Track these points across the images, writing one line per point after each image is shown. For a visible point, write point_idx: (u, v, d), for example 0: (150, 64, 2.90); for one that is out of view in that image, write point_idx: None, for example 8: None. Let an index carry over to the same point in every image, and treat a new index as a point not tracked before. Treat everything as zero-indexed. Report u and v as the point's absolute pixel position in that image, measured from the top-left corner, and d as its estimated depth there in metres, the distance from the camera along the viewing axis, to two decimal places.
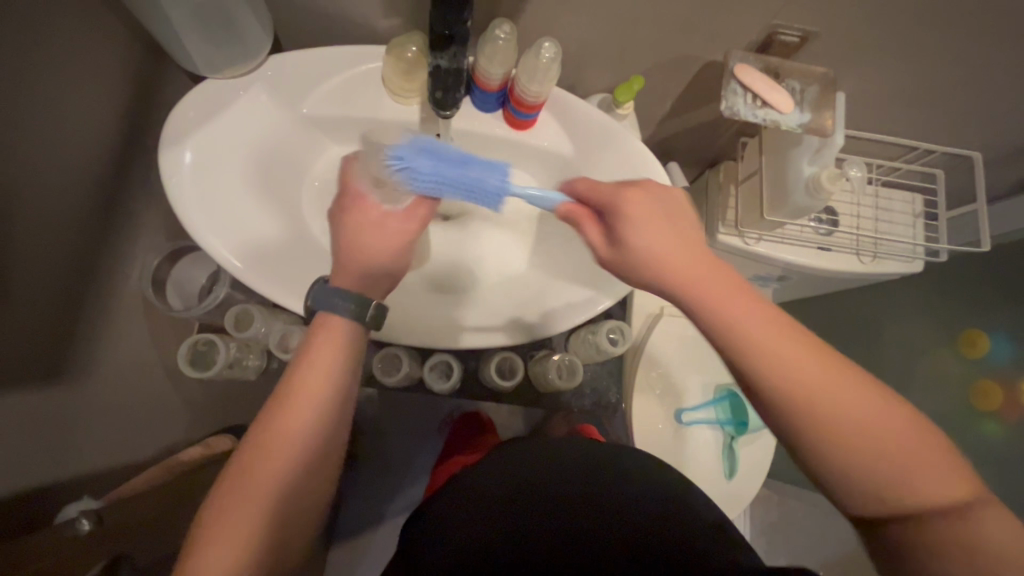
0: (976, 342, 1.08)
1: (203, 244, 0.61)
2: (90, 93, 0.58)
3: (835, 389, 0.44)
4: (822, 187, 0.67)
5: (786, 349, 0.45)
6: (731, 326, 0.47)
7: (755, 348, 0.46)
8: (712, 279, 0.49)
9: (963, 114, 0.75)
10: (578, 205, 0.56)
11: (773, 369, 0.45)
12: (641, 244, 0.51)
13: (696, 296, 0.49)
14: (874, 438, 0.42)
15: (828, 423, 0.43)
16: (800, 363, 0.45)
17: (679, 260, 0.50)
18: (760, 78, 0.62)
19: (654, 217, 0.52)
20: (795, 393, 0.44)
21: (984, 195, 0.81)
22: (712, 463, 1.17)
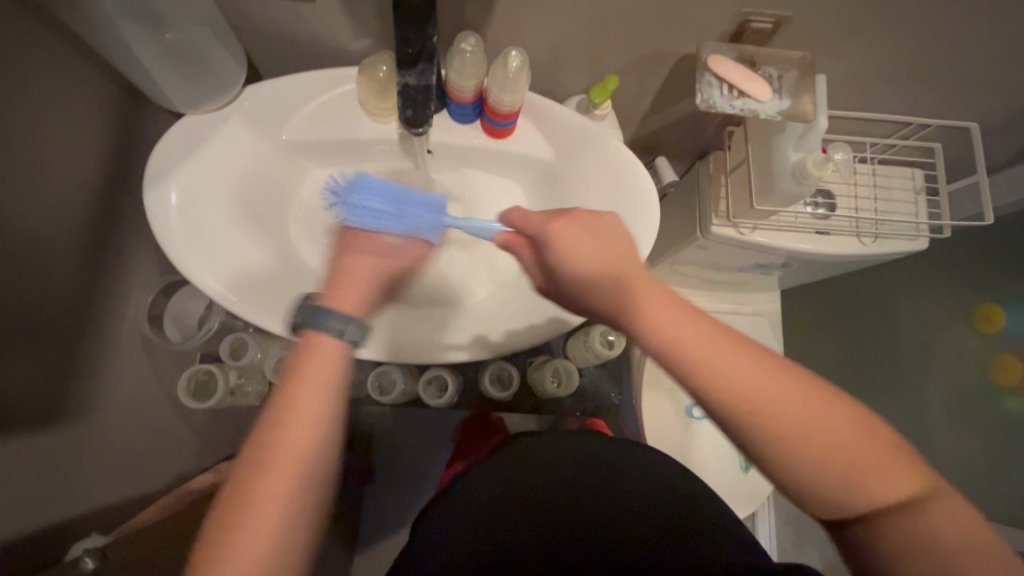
0: (994, 316, 1.05)
1: (193, 279, 0.62)
2: (72, 140, 0.60)
3: (792, 402, 0.46)
4: (808, 173, 0.66)
5: (739, 375, 0.47)
6: (692, 354, 0.48)
7: (717, 372, 0.47)
8: (667, 310, 0.50)
9: (954, 85, 0.73)
10: (515, 235, 0.56)
11: (733, 393, 0.47)
12: (566, 260, 0.51)
13: (641, 323, 0.50)
14: (822, 442, 0.45)
15: (786, 437, 0.46)
16: (759, 385, 0.47)
17: (625, 284, 0.51)
18: (733, 67, 0.61)
19: (580, 236, 0.52)
20: (752, 410, 0.46)
21: (984, 167, 0.79)
22: (727, 457, 1.16)
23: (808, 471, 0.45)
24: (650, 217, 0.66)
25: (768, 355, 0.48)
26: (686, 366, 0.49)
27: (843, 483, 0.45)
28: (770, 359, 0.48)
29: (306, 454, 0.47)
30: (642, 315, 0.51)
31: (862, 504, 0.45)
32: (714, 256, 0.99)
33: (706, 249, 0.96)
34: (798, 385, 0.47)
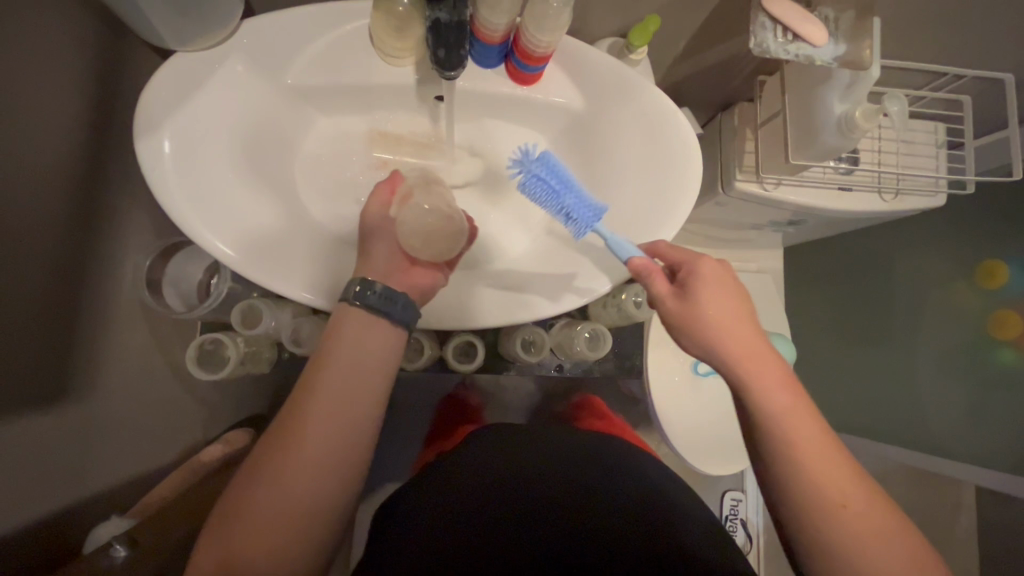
0: (995, 272, 1.11)
1: (199, 242, 0.56)
2: (50, 81, 0.51)
3: (872, 526, 0.49)
4: (856, 126, 0.63)
5: (822, 466, 0.51)
6: (792, 433, 0.51)
7: (805, 455, 0.51)
8: (782, 391, 0.53)
9: (1000, 34, 0.69)
10: (649, 261, 0.57)
11: (804, 474, 0.51)
12: (695, 312, 0.54)
13: (753, 380, 0.53)
14: (855, 538, 0.49)
15: (851, 544, 0.49)
16: (832, 480, 0.50)
17: (743, 342, 0.54)
18: (789, 7, 0.56)
19: (715, 288, 0.55)
20: (819, 494, 0.50)
21: (1014, 122, 0.77)
22: (727, 410, 1.19)
23: (831, 548, 0.50)
24: (690, 170, 0.62)
25: (861, 472, 0.52)
26: (780, 447, 0.52)
27: (850, 565, 0.49)
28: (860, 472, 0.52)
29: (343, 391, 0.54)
30: (747, 384, 0.53)
31: None
32: (730, 213, 0.98)
33: (724, 206, 0.94)
34: (877, 503, 0.51)
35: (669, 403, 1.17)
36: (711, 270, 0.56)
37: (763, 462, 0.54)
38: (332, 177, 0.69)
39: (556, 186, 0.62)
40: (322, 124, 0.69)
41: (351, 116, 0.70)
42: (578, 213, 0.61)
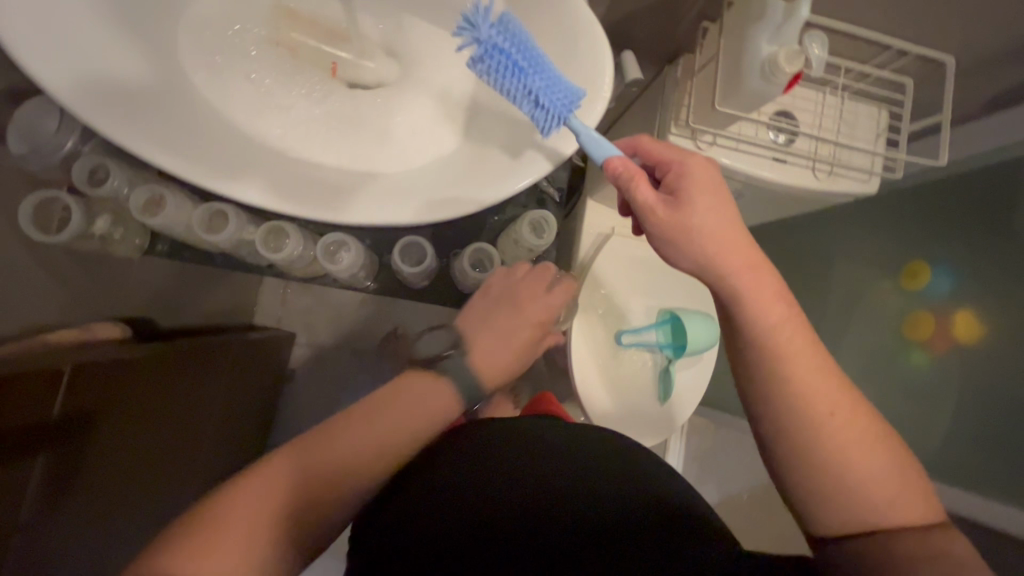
0: (918, 273, 1.06)
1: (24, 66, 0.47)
2: None
3: (850, 421, 0.54)
4: (778, 68, 0.60)
5: (803, 367, 0.56)
6: (774, 340, 0.57)
7: (783, 358, 0.56)
8: (768, 299, 0.59)
9: (943, 5, 0.67)
10: (633, 163, 0.60)
11: (783, 374, 0.56)
12: (693, 221, 0.59)
13: (738, 290, 0.59)
14: (832, 435, 0.53)
15: (829, 436, 0.53)
16: (811, 374, 0.56)
17: (733, 253, 0.59)
18: None
19: (709, 195, 0.60)
20: (793, 392, 0.55)
21: (949, 107, 0.75)
22: (646, 385, 1.18)
23: (810, 448, 0.53)
24: (600, 88, 0.59)
25: (833, 371, 0.57)
26: (762, 356, 0.57)
27: (827, 466, 0.53)
28: (831, 369, 0.57)
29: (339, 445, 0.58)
30: (739, 296, 0.59)
31: (884, 523, 0.50)
32: None
33: None
34: (849, 400, 0.55)
35: (587, 370, 1.14)
36: (701, 179, 0.61)
37: (748, 370, 0.59)
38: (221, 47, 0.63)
39: (519, 62, 0.54)
40: None
41: None
42: (541, 100, 0.55)
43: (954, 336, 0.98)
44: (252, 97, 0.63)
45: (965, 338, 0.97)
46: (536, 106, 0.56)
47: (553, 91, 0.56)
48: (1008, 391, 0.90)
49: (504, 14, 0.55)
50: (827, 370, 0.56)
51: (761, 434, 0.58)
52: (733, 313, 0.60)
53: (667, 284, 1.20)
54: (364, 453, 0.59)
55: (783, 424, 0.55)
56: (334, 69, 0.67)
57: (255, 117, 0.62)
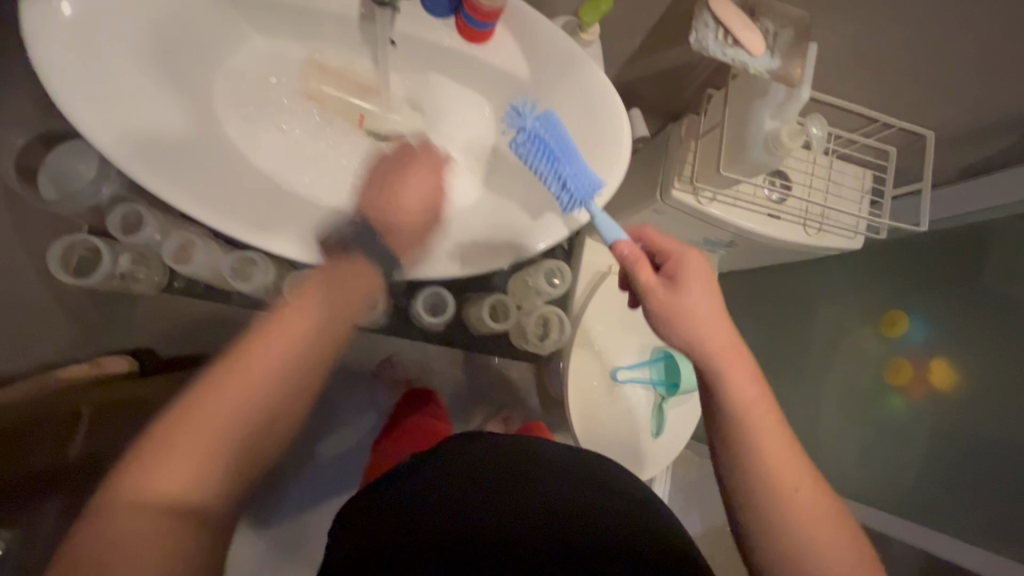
0: (896, 322, 1.10)
1: (76, 122, 0.50)
2: None
3: (811, 506, 0.58)
4: (781, 143, 0.65)
5: (774, 448, 0.59)
6: (752, 419, 0.60)
7: (759, 438, 0.59)
8: (748, 381, 0.62)
9: (924, 87, 0.73)
10: (635, 248, 0.63)
11: (758, 455, 0.59)
12: (687, 305, 0.62)
13: (720, 371, 0.61)
14: (798, 507, 0.57)
15: (792, 516, 0.57)
16: (782, 457, 0.59)
17: (719, 336, 0.62)
18: (733, 10, 0.57)
19: (701, 284, 0.63)
20: (767, 469, 0.58)
21: (929, 176, 0.82)
22: (639, 421, 1.21)
23: (779, 519, 0.57)
24: (617, 159, 0.63)
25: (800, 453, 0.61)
26: (740, 431, 0.60)
27: (789, 536, 0.57)
28: (797, 451, 0.61)
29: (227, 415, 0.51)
30: (722, 377, 0.61)
31: None
32: (667, 225, 0.99)
33: (661, 215, 0.95)
34: (811, 485, 0.59)
35: (583, 405, 1.18)
36: (695, 266, 0.64)
37: (725, 445, 0.61)
38: (255, 98, 0.65)
39: (554, 151, 0.62)
40: (254, 42, 0.65)
41: (290, 41, 0.66)
42: (568, 185, 0.61)
43: (931, 382, 1.03)
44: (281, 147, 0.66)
45: (942, 386, 1.01)
46: (564, 190, 0.62)
47: (581, 176, 0.62)
48: (978, 439, 0.95)
49: (547, 113, 0.64)
50: (794, 452, 0.60)
51: (735, 503, 0.60)
52: (715, 394, 0.62)
53: None
54: (238, 421, 0.52)
55: (758, 496, 0.58)
56: (361, 119, 0.69)
57: (287, 169, 0.65)
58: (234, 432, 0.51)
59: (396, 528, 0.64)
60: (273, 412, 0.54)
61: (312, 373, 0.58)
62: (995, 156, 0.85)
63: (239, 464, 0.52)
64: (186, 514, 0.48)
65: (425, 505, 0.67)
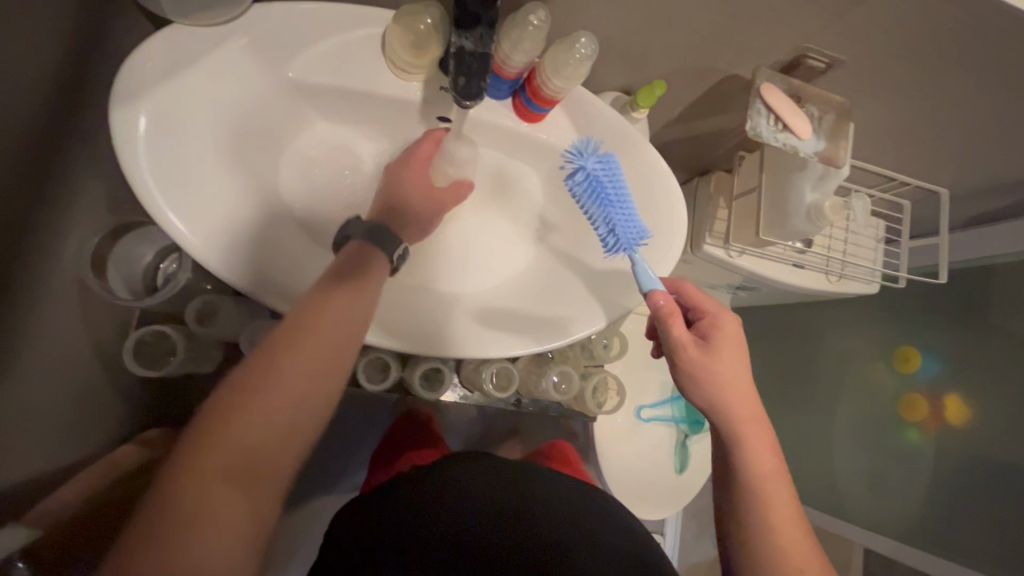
0: (909, 358, 1.16)
1: (163, 226, 0.50)
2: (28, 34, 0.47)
3: None
4: (824, 215, 0.68)
5: (788, 530, 0.55)
6: (765, 496, 0.56)
7: (774, 517, 0.56)
8: (766, 453, 0.58)
9: (945, 154, 0.78)
10: (673, 302, 0.59)
11: (771, 531, 0.55)
12: (717, 370, 0.59)
13: (738, 438, 0.58)
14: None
15: None
16: (794, 538, 0.55)
17: (742, 403, 0.59)
18: (783, 99, 0.61)
19: (731, 349, 0.60)
20: (773, 553, 0.54)
21: (945, 230, 0.86)
22: (663, 458, 1.23)
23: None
24: (676, 233, 0.66)
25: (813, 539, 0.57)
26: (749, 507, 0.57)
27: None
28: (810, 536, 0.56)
29: (249, 431, 0.42)
30: (740, 445, 0.58)
31: None
32: (694, 272, 1.02)
33: (690, 265, 0.98)
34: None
35: (610, 445, 1.20)
36: (728, 331, 0.62)
37: (736, 515, 0.58)
38: (321, 178, 0.66)
39: (610, 194, 0.62)
40: (316, 124, 0.66)
41: (350, 122, 0.67)
42: (625, 233, 0.61)
43: (946, 419, 1.08)
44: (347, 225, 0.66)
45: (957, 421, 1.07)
46: (615, 232, 0.61)
47: (628, 225, 0.62)
48: (995, 467, 1.00)
49: (607, 155, 0.64)
50: (806, 534, 0.56)
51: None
52: (733, 463, 0.59)
53: None
54: (257, 443, 0.42)
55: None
56: None
57: None
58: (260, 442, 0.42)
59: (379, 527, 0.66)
60: (283, 424, 0.43)
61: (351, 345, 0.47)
62: (1005, 207, 0.90)
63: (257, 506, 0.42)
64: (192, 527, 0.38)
65: (415, 507, 0.69)
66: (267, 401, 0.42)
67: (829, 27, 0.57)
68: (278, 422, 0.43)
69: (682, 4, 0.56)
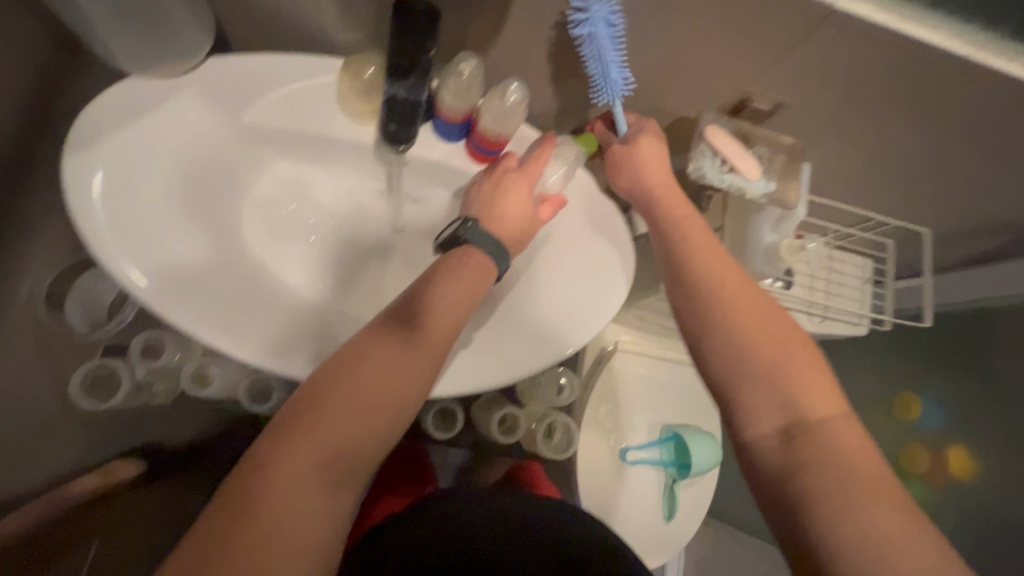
0: (909, 404, 1.10)
1: (109, 266, 0.53)
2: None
3: (811, 389, 0.47)
4: (781, 257, 0.67)
5: (760, 325, 0.50)
6: (755, 342, 0.50)
7: (722, 305, 0.52)
8: (703, 238, 0.57)
9: (919, 194, 0.75)
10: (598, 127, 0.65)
11: (740, 329, 0.50)
12: (638, 152, 0.60)
13: (669, 226, 0.59)
14: (824, 450, 0.44)
15: (774, 387, 0.48)
16: (772, 333, 0.50)
17: (671, 200, 0.60)
18: (729, 141, 0.60)
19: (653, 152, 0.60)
20: (779, 386, 0.47)
21: (929, 273, 0.82)
22: (650, 503, 1.18)
23: (805, 473, 0.43)
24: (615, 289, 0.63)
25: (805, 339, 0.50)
26: (701, 299, 0.53)
27: (836, 496, 0.42)
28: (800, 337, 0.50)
29: (364, 402, 0.44)
30: (671, 237, 0.58)
31: (831, 498, 0.42)
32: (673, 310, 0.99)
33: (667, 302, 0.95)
34: (817, 380, 0.48)
35: (594, 489, 1.15)
36: (650, 150, 0.60)
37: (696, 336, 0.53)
38: (281, 218, 0.68)
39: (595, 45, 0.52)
40: (278, 165, 0.68)
41: (310, 163, 0.69)
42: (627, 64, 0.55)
43: (951, 472, 1.03)
44: (301, 260, 0.67)
45: (961, 475, 1.02)
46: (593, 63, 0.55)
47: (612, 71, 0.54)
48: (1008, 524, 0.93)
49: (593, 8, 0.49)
50: (788, 324, 0.50)
51: (761, 471, 0.46)
52: (675, 265, 0.57)
53: (670, 400, 1.22)
54: (365, 414, 0.44)
55: (789, 450, 0.45)
56: (374, 232, 0.71)
57: (307, 284, 0.66)
58: (367, 405, 0.44)
59: (388, 551, 0.64)
60: (385, 394, 0.45)
61: (445, 327, 0.50)
62: (995, 249, 0.86)
63: (351, 472, 0.43)
64: (291, 490, 0.40)
65: (459, 532, 0.66)
66: (370, 373, 0.45)
67: (768, 72, 0.56)
68: (376, 394, 0.45)
69: None
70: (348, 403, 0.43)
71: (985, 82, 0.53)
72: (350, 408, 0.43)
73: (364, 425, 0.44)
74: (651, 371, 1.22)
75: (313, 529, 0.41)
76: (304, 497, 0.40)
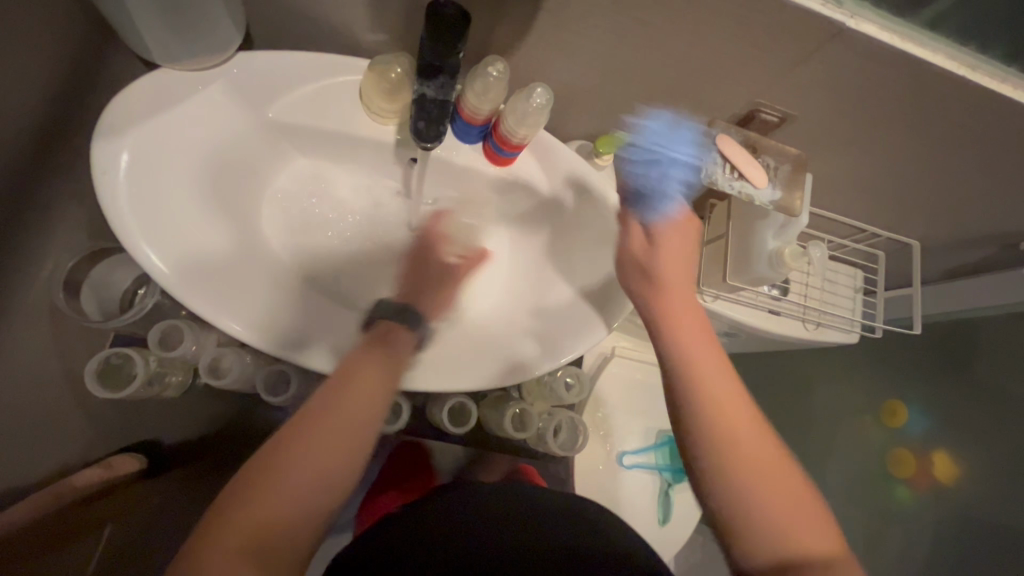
0: (896, 412, 1.14)
1: (135, 252, 0.53)
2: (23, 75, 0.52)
3: (754, 434, 0.52)
4: (785, 262, 0.70)
5: (710, 369, 0.55)
6: (706, 385, 0.53)
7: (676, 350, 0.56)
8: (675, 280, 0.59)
9: (910, 207, 0.79)
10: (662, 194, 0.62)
11: (694, 374, 0.54)
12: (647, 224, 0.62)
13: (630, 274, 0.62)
14: (757, 512, 0.49)
15: (727, 433, 0.51)
16: (715, 378, 0.54)
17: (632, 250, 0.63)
18: (738, 149, 0.63)
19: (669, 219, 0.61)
20: (731, 430, 0.52)
21: (918, 282, 0.86)
22: (645, 507, 1.19)
23: (742, 515, 0.49)
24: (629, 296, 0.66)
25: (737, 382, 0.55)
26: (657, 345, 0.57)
27: (765, 524, 0.49)
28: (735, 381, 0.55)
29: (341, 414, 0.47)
30: (637, 284, 0.61)
31: (777, 540, 0.48)
32: None
33: None
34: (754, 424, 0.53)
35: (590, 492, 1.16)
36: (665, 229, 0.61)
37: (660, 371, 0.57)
38: (299, 213, 0.69)
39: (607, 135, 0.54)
40: (297, 162, 0.70)
41: (329, 160, 0.70)
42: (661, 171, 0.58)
43: (935, 475, 1.08)
44: (318, 255, 0.68)
45: (945, 478, 1.07)
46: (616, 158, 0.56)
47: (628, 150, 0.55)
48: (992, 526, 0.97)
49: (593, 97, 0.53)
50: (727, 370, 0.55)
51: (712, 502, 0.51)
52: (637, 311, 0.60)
53: (665, 406, 1.24)
54: (343, 425, 0.47)
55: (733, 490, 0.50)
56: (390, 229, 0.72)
57: (324, 278, 0.67)
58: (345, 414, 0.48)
59: (397, 536, 0.64)
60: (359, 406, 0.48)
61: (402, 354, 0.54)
62: (979, 261, 0.90)
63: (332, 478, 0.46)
64: (273, 495, 0.43)
65: (474, 515, 0.67)
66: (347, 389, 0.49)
67: (778, 85, 0.60)
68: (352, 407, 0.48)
69: (638, 61, 0.60)
70: (327, 416, 0.47)
71: (979, 99, 0.57)
72: (327, 421, 0.47)
73: (343, 435, 0.47)
74: (647, 377, 1.24)
75: (295, 534, 0.43)
76: (288, 501, 0.43)
